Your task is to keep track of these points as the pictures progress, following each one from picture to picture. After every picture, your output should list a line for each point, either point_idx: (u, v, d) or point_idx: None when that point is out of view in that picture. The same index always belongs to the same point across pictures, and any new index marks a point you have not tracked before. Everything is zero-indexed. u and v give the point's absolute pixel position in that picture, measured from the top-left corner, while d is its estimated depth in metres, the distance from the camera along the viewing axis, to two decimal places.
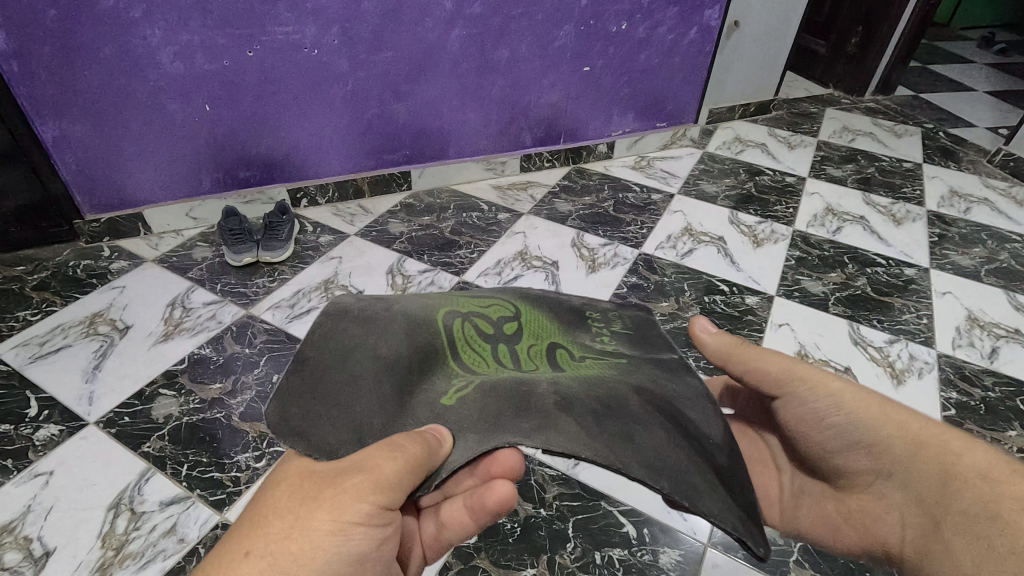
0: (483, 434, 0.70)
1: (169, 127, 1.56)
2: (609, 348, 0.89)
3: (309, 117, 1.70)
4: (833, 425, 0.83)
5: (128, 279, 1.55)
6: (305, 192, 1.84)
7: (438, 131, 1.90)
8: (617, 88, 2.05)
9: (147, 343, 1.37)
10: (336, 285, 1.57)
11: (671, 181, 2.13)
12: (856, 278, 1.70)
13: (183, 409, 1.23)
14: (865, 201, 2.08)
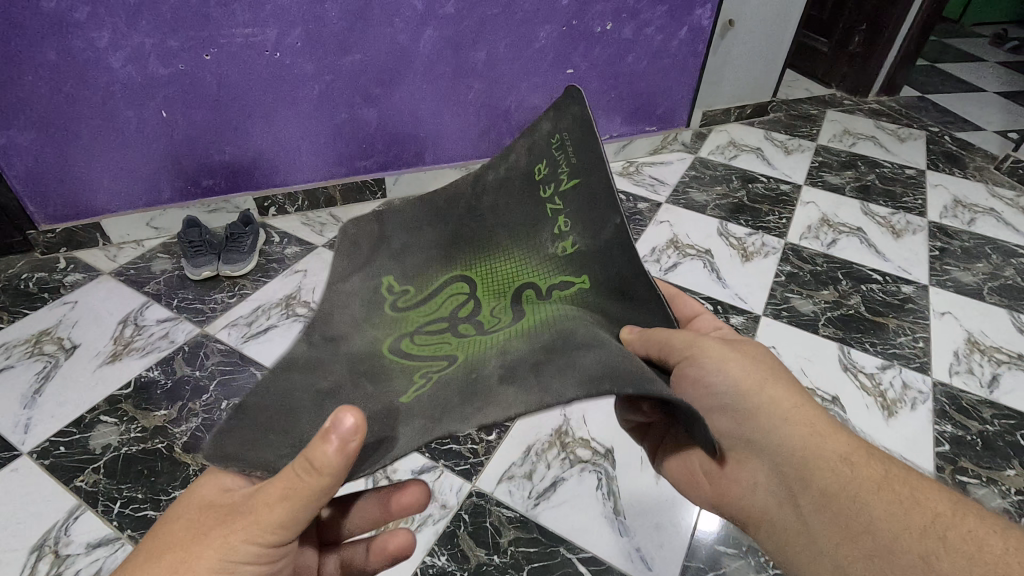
0: (431, 418, 0.48)
1: (123, 133, 1.48)
2: (569, 247, 0.60)
3: (274, 122, 1.61)
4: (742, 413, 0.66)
5: (81, 293, 1.49)
6: (272, 200, 1.75)
7: (414, 136, 1.81)
8: (603, 90, 1.96)
9: (92, 365, 1.30)
10: (298, 301, 1.50)
11: (660, 189, 2.03)
12: (850, 296, 1.61)
13: (123, 438, 1.16)
14: (863, 211, 1.98)
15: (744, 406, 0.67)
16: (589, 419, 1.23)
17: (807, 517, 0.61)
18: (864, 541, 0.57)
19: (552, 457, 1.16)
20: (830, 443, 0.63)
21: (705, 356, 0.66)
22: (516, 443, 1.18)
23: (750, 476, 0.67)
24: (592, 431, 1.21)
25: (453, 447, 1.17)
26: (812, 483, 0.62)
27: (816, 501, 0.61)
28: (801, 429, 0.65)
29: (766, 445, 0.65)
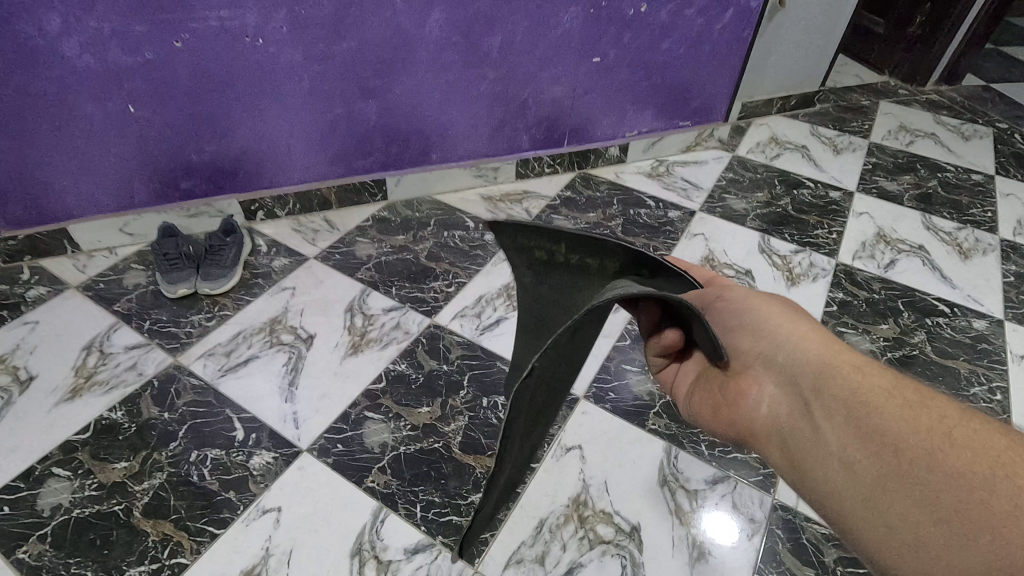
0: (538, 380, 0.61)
1: (86, 131, 1.29)
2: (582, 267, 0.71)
3: (259, 118, 1.42)
4: (778, 355, 0.70)
5: (43, 311, 1.32)
6: (260, 203, 1.57)
7: (418, 132, 1.60)
8: (633, 81, 1.72)
9: (48, 402, 1.15)
10: (284, 325, 1.32)
11: (693, 194, 1.81)
12: (913, 332, 1.40)
13: (76, 497, 1.01)
14: (925, 224, 1.75)
15: (765, 328, 0.72)
16: (612, 487, 1.07)
17: (820, 425, 0.62)
18: (877, 448, 0.57)
19: (569, 536, 1.00)
20: (844, 356, 0.66)
21: (733, 295, 0.79)
22: (527, 516, 1.02)
23: (764, 390, 0.70)
24: (615, 504, 1.05)
25: (454, 520, 1.01)
26: (823, 390, 0.63)
27: (828, 409, 0.62)
28: (815, 344, 0.68)
29: (778, 359, 0.69)
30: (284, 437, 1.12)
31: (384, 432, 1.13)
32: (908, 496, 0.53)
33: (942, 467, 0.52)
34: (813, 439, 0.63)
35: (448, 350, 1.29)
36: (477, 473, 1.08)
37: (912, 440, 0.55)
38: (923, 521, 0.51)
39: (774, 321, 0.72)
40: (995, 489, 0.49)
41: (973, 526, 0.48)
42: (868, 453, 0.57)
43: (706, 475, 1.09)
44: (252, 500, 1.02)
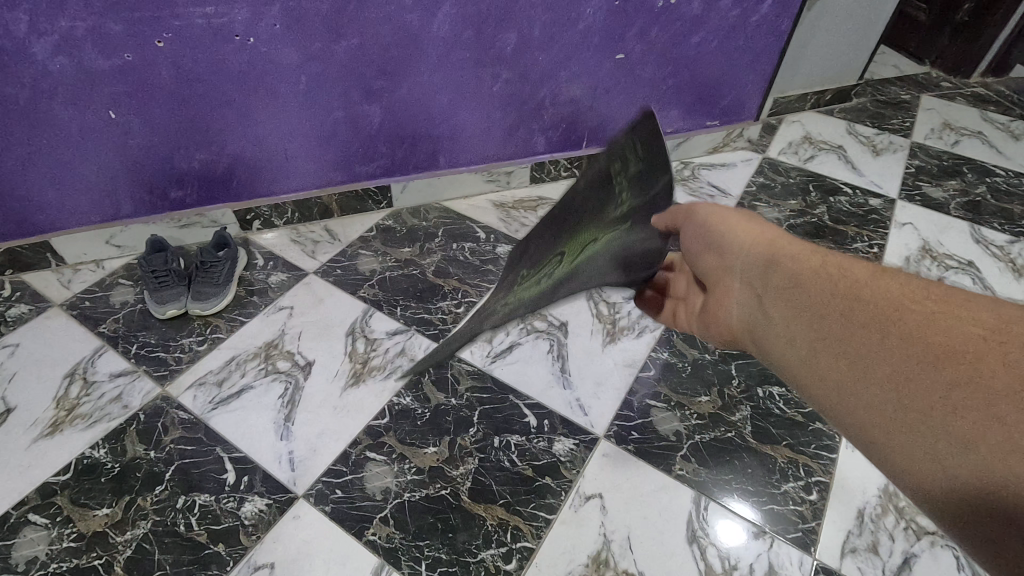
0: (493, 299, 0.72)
1: (64, 139, 1.18)
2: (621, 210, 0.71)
3: (253, 123, 1.30)
4: (722, 255, 0.62)
5: (24, 333, 1.24)
6: (256, 212, 1.47)
7: (426, 135, 1.48)
8: (659, 79, 1.59)
9: (27, 438, 1.06)
10: (280, 351, 1.23)
11: (721, 201, 1.68)
12: None
13: (52, 550, 0.93)
14: (974, 237, 1.61)
15: (707, 231, 0.64)
16: (636, 543, 0.97)
17: (774, 318, 0.53)
18: (820, 322, 0.48)
19: None
20: (782, 242, 0.57)
21: (689, 217, 0.74)
22: None
23: (727, 295, 0.60)
24: (639, 563, 0.95)
25: None
26: (773, 277, 0.54)
27: (775, 292, 0.53)
28: (755, 235, 0.60)
29: (729, 256, 0.61)
30: (279, 480, 1.03)
31: (386, 476, 1.04)
32: (853, 368, 0.44)
33: (894, 322, 0.42)
34: (764, 330, 0.54)
35: (456, 380, 1.19)
36: (487, 526, 0.99)
37: (855, 305, 0.46)
38: (886, 389, 0.41)
39: (716, 223, 0.64)
40: (956, 333, 0.39)
41: (948, 376, 0.38)
42: (812, 326, 0.48)
43: (740, 531, 0.99)
44: (243, 555, 0.94)
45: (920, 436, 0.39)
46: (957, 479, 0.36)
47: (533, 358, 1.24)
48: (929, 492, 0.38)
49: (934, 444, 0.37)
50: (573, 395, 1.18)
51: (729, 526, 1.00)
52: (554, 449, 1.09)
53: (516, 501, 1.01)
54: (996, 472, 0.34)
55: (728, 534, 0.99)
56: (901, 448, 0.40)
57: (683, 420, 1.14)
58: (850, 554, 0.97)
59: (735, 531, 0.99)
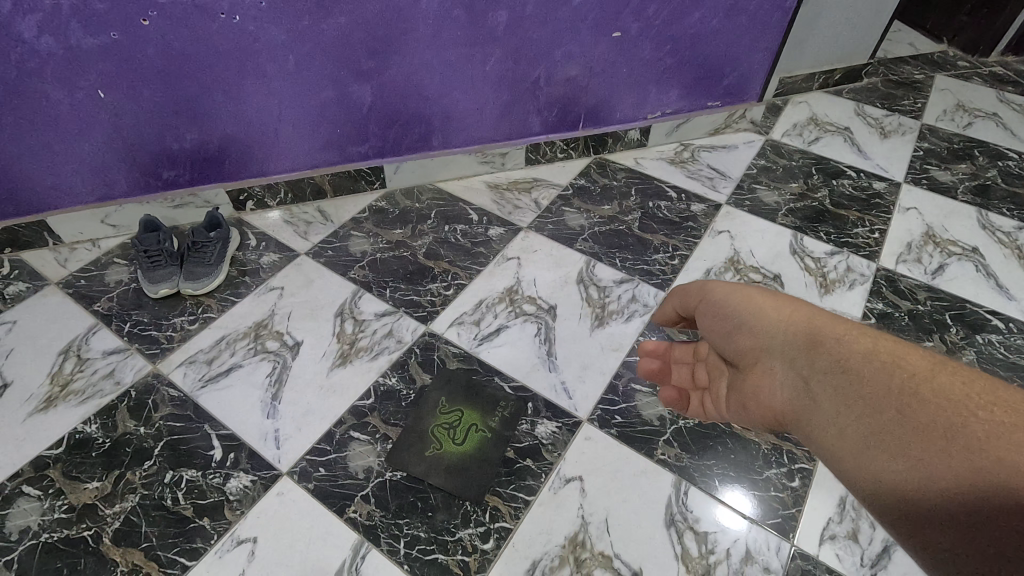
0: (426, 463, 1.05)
1: (55, 118, 1.19)
2: (504, 403, 1.13)
3: (243, 103, 1.30)
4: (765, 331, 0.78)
5: (22, 310, 1.26)
6: (249, 192, 1.47)
7: (418, 116, 1.47)
8: (657, 58, 1.55)
9: (22, 412, 1.09)
10: (269, 331, 1.24)
11: (720, 184, 1.65)
12: (961, 351, 1.26)
13: (44, 520, 0.96)
14: (980, 222, 1.57)
15: (753, 320, 0.81)
16: (614, 526, 0.98)
17: (812, 394, 0.68)
18: (855, 397, 0.62)
19: None
20: (815, 322, 0.74)
21: (717, 294, 0.89)
22: (519, 557, 0.94)
23: (770, 376, 0.75)
24: (616, 545, 0.96)
25: (440, 559, 0.93)
26: (811, 359, 0.70)
27: (818, 373, 0.68)
28: (788, 318, 0.77)
29: (768, 339, 0.77)
30: (264, 458, 1.05)
31: (369, 455, 1.05)
32: (875, 434, 0.59)
33: (903, 399, 0.58)
34: (809, 408, 0.68)
35: (442, 362, 1.20)
36: (466, 506, 0.99)
37: (868, 381, 0.62)
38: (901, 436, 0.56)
39: (758, 312, 0.80)
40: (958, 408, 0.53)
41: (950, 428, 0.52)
42: (846, 401, 0.63)
43: (741, 522, 0.99)
44: (227, 529, 0.96)
45: (919, 476, 0.53)
46: (948, 499, 0.50)
47: (520, 341, 1.24)
48: (917, 523, 0.52)
49: (918, 475, 0.53)
50: (558, 378, 1.18)
51: (729, 513, 1.00)
52: (537, 431, 1.09)
53: (496, 482, 1.02)
54: (970, 476, 0.49)
55: (726, 519, 0.99)
56: (912, 493, 0.53)
57: None
58: (829, 541, 0.97)
59: (735, 519, 0.99)
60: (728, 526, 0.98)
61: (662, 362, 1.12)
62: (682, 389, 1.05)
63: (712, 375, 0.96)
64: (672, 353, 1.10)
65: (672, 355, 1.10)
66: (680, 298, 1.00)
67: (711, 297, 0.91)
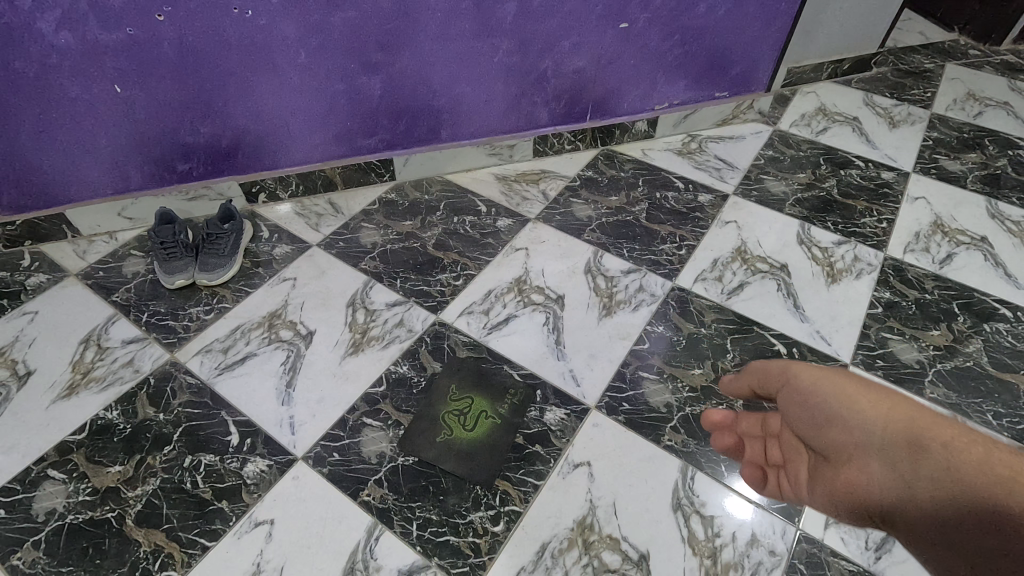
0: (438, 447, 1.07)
1: (74, 113, 1.22)
2: (514, 390, 1.15)
3: (255, 97, 1.32)
4: (863, 425, 0.73)
5: (43, 301, 1.29)
6: (261, 185, 1.49)
7: (427, 108, 1.49)
8: (665, 49, 1.55)
9: (46, 399, 1.13)
10: (283, 320, 1.27)
11: (727, 175, 1.66)
12: (968, 339, 1.26)
13: (70, 502, 0.99)
14: (989, 212, 1.56)
15: (847, 411, 0.75)
16: (622, 510, 1.00)
17: (928, 501, 0.63)
18: (975, 508, 0.58)
19: (572, 562, 0.94)
20: (921, 421, 0.70)
21: (802, 378, 0.84)
22: (529, 539, 0.96)
23: (870, 474, 0.69)
24: (624, 528, 0.98)
25: (451, 541, 0.96)
26: (924, 462, 0.65)
27: (934, 478, 0.63)
28: (889, 413, 0.72)
29: (869, 434, 0.71)
30: (280, 443, 1.07)
31: (382, 441, 1.08)
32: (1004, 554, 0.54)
33: None
34: (921, 517, 0.63)
35: (452, 351, 1.22)
36: (477, 490, 1.02)
37: (997, 492, 0.58)
38: None
39: (856, 404, 0.75)
40: None
41: None
42: (967, 514, 0.59)
43: (750, 509, 1.00)
44: (245, 511, 0.99)
45: None
46: None
47: (529, 331, 1.26)
48: None
49: None
50: (566, 366, 1.20)
51: (738, 501, 1.01)
52: (546, 418, 1.11)
53: (505, 467, 1.04)
54: None
55: (735, 507, 1.00)
56: None
57: (675, 392, 1.15)
58: (834, 525, 0.98)
59: (744, 506, 1.00)
60: (735, 511, 1.00)
61: (734, 436, 1.00)
62: (760, 465, 0.93)
63: (789, 456, 0.87)
64: (741, 425, 1.00)
65: (741, 428, 1.00)
66: (759, 377, 0.94)
67: (796, 380, 0.85)
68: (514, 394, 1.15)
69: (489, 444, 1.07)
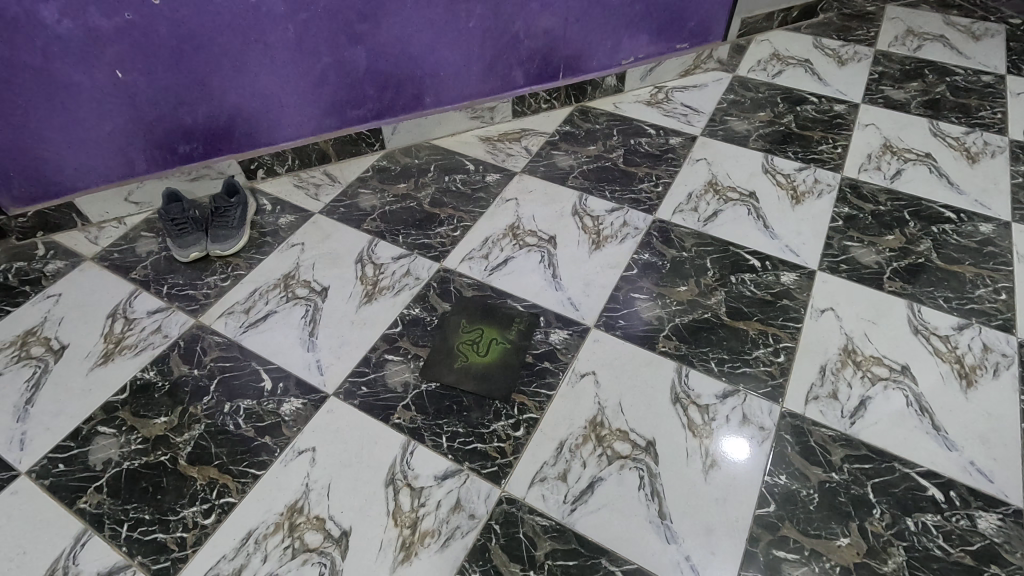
0: (456, 373, 1.17)
1: (79, 101, 1.28)
2: (519, 319, 1.26)
3: (249, 75, 1.40)
4: None
5: (65, 284, 1.36)
6: (259, 161, 1.56)
7: (410, 76, 1.58)
8: (626, 5, 1.67)
9: (84, 368, 1.20)
10: (297, 280, 1.35)
11: (694, 119, 1.78)
12: (920, 241, 1.41)
13: (123, 451, 1.07)
14: (932, 131, 1.72)
15: None
16: (627, 407, 1.12)
17: None
18: None
19: (588, 453, 1.06)
20: None
21: None
22: (547, 439, 1.07)
23: None
24: (630, 422, 1.10)
25: (479, 447, 1.06)
26: None
27: None
28: None
29: None
30: (310, 383, 1.17)
31: (405, 371, 1.18)
32: None
33: None
34: None
35: (459, 292, 1.32)
36: (496, 404, 1.12)
37: None
38: None
39: None
40: None
41: None
42: None
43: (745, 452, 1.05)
44: (288, 443, 1.08)
45: None
46: None
47: (527, 268, 1.37)
48: None
49: None
50: (565, 295, 1.31)
51: (728, 441, 1.06)
52: (551, 339, 1.22)
53: (520, 383, 1.15)
54: None
55: (735, 448, 1.05)
56: None
57: (664, 307, 1.28)
58: (814, 401, 1.12)
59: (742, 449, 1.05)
60: (727, 397, 1.12)
61: None
62: None
63: None
64: None
65: None
66: None
67: None
68: (519, 322, 1.26)
69: (502, 367, 1.18)
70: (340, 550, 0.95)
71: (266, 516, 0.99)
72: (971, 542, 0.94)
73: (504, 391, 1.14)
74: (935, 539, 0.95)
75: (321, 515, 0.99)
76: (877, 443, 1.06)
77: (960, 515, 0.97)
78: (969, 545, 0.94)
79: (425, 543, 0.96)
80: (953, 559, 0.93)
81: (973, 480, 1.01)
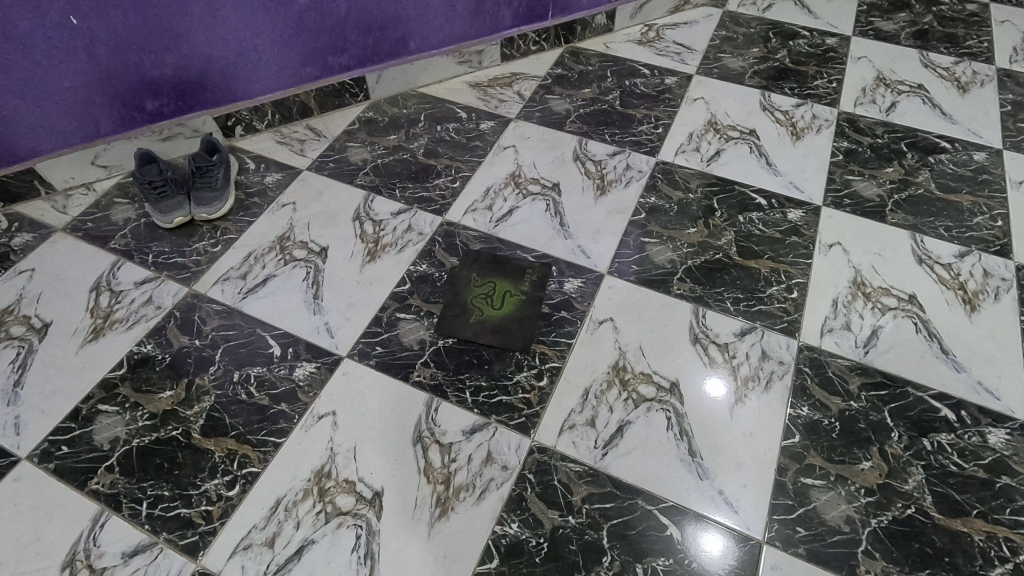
0: (473, 328, 1.14)
1: (30, 53, 1.15)
2: (531, 270, 1.23)
3: (220, 21, 1.28)
4: None
5: (36, 258, 1.26)
6: (236, 117, 1.46)
7: (394, 19, 1.48)
8: None
9: (73, 345, 1.12)
10: (294, 242, 1.28)
11: (687, 57, 1.73)
12: (918, 172, 1.42)
13: (131, 429, 1.02)
14: (922, 62, 1.71)
15: None
16: (647, 351, 1.11)
17: None
18: None
19: (614, 398, 1.05)
20: None
21: None
22: (572, 387, 1.07)
23: None
24: (652, 364, 1.10)
25: (504, 400, 1.05)
26: None
27: None
28: None
29: None
30: (321, 347, 1.12)
31: (419, 329, 1.14)
32: None
33: None
34: None
35: (466, 245, 1.28)
36: (517, 355, 1.11)
37: None
38: None
39: None
40: None
41: None
42: None
43: (718, 397, 1.06)
44: (305, 408, 1.04)
45: None
46: None
47: (533, 217, 1.33)
48: None
49: None
50: (574, 243, 1.28)
51: (714, 387, 1.07)
52: (565, 288, 1.20)
53: (539, 333, 1.13)
54: None
55: (713, 393, 1.06)
56: None
57: (676, 250, 1.26)
58: (828, 333, 1.13)
59: (718, 394, 1.06)
60: (744, 335, 1.13)
61: None
62: None
63: None
64: None
65: None
66: None
67: None
68: (531, 273, 1.23)
69: (519, 319, 1.15)
70: (374, 511, 0.94)
71: (293, 483, 0.96)
72: (983, 456, 0.99)
73: (523, 343, 1.12)
74: (951, 456, 0.99)
75: (351, 478, 0.97)
76: (891, 369, 1.09)
77: (972, 432, 1.01)
78: (981, 459, 0.98)
79: (461, 497, 0.95)
80: (968, 473, 0.97)
81: (981, 398, 1.05)
